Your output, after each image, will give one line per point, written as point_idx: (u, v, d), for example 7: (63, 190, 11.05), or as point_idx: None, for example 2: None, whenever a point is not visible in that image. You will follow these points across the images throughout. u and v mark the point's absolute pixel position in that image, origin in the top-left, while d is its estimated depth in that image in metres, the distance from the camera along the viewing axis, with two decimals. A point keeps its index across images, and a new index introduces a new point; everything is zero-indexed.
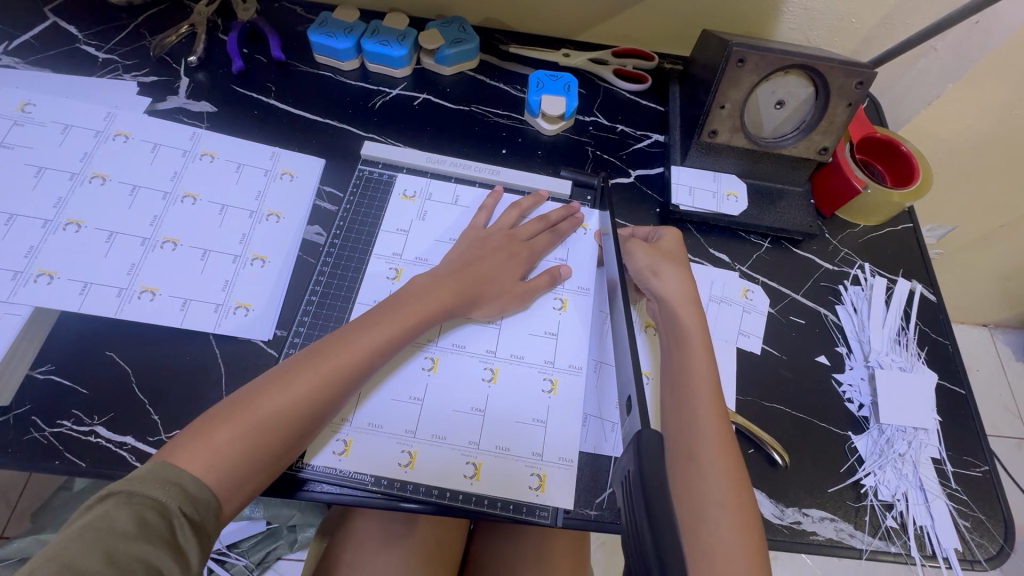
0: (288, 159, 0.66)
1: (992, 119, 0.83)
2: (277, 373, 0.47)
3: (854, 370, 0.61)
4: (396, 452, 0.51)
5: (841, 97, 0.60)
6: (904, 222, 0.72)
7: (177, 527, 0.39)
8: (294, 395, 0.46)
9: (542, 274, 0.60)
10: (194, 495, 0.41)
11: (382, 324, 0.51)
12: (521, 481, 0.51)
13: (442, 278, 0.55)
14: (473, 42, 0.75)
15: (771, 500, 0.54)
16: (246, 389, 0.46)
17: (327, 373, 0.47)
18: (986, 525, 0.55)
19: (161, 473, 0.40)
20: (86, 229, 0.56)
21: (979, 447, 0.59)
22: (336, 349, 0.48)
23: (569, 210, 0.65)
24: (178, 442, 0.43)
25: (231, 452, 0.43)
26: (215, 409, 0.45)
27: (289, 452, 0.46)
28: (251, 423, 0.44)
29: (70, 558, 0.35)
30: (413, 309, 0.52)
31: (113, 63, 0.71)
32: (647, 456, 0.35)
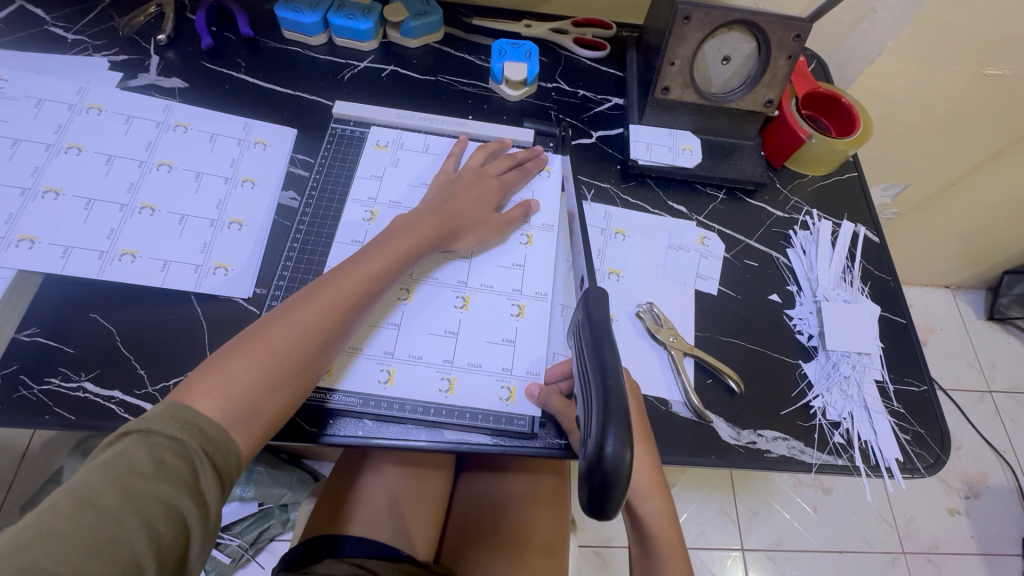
0: (260, 129, 0.68)
1: (932, 76, 0.88)
2: (284, 308, 0.49)
3: (804, 305, 0.66)
4: (375, 370, 0.55)
5: (781, 51, 0.64)
6: (850, 171, 0.77)
7: (197, 464, 0.40)
8: (304, 325, 0.48)
9: (516, 207, 0.64)
10: (213, 430, 0.42)
11: (379, 256, 0.54)
12: (493, 393, 0.55)
13: (422, 215, 0.58)
14: (436, 14, 0.78)
15: (728, 423, 0.58)
16: (255, 326, 0.48)
17: (334, 303, 0.50)
18: (925, 438, 0.60)
19: (179, 410, 0.41)
20: (64, 196, 0.58)
21: (919, 368, 0.64)
22: (336, 282, 0.51)
23: (534, 151, 0.69)
24: (192, 380, 0.44)
25: (250, 382, 0.45)
26: (225, 348, 0.47)
27: (304, 385, 0.48)
28: (266, 353, 0.46)
29: (91, 494, 0.36)
30: (403, 241, 0.56)
31: (83, 43, 0.73)
32: (594, 306, 0.45)
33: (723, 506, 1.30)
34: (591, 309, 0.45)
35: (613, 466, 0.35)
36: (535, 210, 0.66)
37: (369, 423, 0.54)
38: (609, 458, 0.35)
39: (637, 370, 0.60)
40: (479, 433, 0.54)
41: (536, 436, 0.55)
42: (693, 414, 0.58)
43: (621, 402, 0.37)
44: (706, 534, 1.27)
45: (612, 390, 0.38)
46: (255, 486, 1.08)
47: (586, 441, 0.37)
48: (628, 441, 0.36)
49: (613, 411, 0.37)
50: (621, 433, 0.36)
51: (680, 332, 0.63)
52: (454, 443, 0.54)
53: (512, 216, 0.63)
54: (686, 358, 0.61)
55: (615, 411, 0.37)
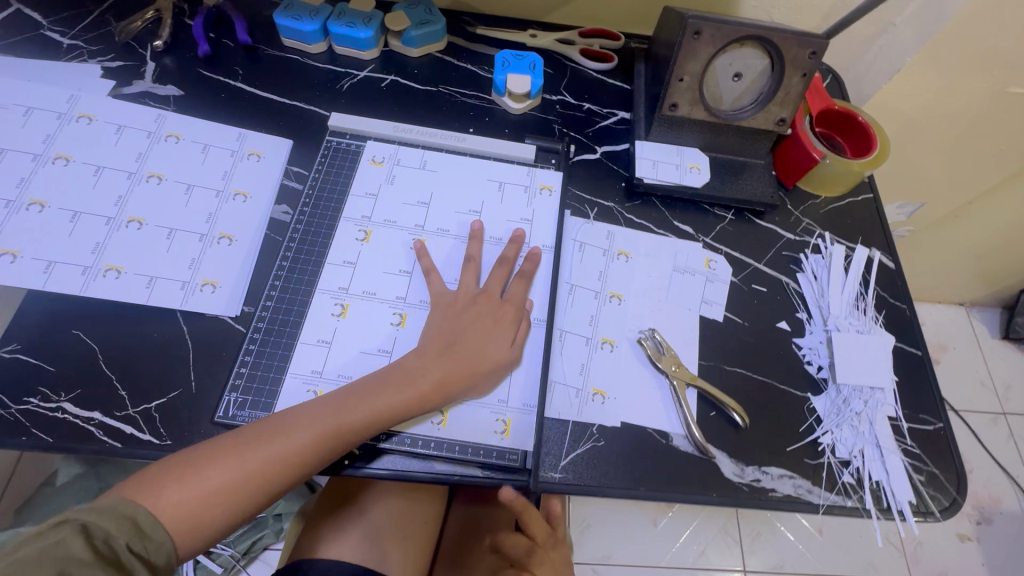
0: (254, 140, 0.66)
1: (953, 93, 0.85)
2: (238, 440, 0.47)
3: (814, 334, 0.63)
4: None
5: (795, 68, 0.61)
6: (865, 192, 0.74)
7: (127, 563, 0.40)
8: (249, 468, 0.46)
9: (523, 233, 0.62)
10: (149, 534, 0.42)
11: (350, 409, 0.49)
12: (487, 427, 0.53)
13: (428, 356, 0.53)
14: (439, 23, 0.76)
15: (731, 458, 0.56)
16: (206, 447, 0.46)
17: (287, 452, 0.47)
18: (939, 479, 0.57)
19: (121, 508, 0.42)
20: (50, 209, 0.56)
21: (935, 404, 0.60)
22: (305, 429, 0.48)
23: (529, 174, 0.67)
24: (137, 485, 0.44)
25: (185, 512, 0.43)
26: (189, 456, 0.46)
27: (244, 515, 0.47)
28: (203, 490, 0.44)
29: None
30: (384, 399, 0.50)
31: (79, 49, 0.71)
32: None
33: (725, 525, 1.27)
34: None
35: None
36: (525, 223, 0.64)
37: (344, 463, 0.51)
38: None
39: (639, 399, 0.57)
40: (469, 465, 0.52)
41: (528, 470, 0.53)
42: (694, 449, 0.55)
43: None
44: (707, 554, 1.24)
45: None
46: None
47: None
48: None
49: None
50: None
51: (683, 360, 0.60)
52: (444, 475, 0.52)
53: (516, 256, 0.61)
54: (688, 389, 0.58)
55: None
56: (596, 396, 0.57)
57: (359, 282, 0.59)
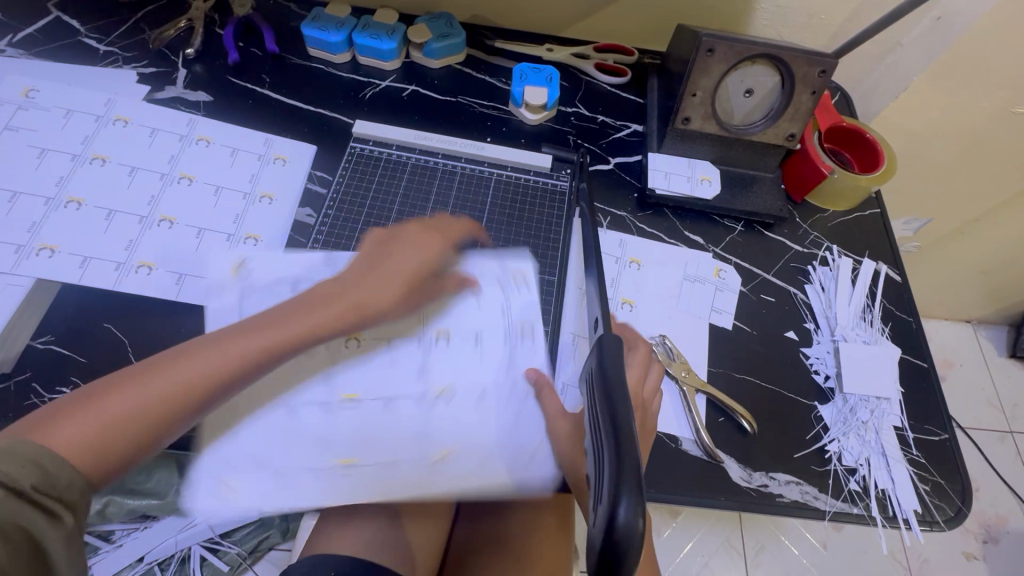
0: (280, 145, 0.69)
1: (959, 112, 0.87)
2: (136, 373, 0.45)
3: (821, 344, 0.64)
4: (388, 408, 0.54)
5: (805, 85, 0.63)
6: (872, 207, 0.75)
7: (43, 505, 0.36)
8: (153, 393, 0.44)
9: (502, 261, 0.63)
10: (56, 472, 0.38)
11: (266, 332, 0.50)
12: (514, 430, 0.54)
13: (331, 299, 0.54)
14: (460, 36, 0.78)
15: (739, 464, 0.57)
16: (102, 383, 0.45)
17: (195, 373, 0.46)
18: (945, 488, 0.58)
19: (20, 448, 0.37)
20: (86, 207, 0.58)
21: (940, 415, 0.61)
22: (220, 344, 0.48)
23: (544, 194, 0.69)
24: (33, 426, 0.41)
25: (87, 442, 0.41)
26: (84, 393, 0.44)
27: (155, 445, 0.44)
28: (103, 417, 0.42)
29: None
30: (284, 327, 0.50)
31: (114, 55, 0.74)
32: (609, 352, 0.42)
33: (728, 537, 1.27)
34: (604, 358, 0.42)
35: (624, 536, 0.31)
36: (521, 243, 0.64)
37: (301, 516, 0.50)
38: (620, 528, 0.31)
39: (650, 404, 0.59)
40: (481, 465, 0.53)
41: None
42: (703, 452, 0.57)
43: (636, 464, 0.33)
44: (711, 565, 1.24)
45: (624, 434, 0.34)
46: None
47: (595, 505, 0.34)
48: (641, 506, 0.32)
49: (626, 466, 0.33)
50: (635, 501, 0.32)
51: (693, 367, 0.61)
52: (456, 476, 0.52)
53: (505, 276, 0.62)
54: (697, 394, 0.60)
55: (631, 468, 0.33)
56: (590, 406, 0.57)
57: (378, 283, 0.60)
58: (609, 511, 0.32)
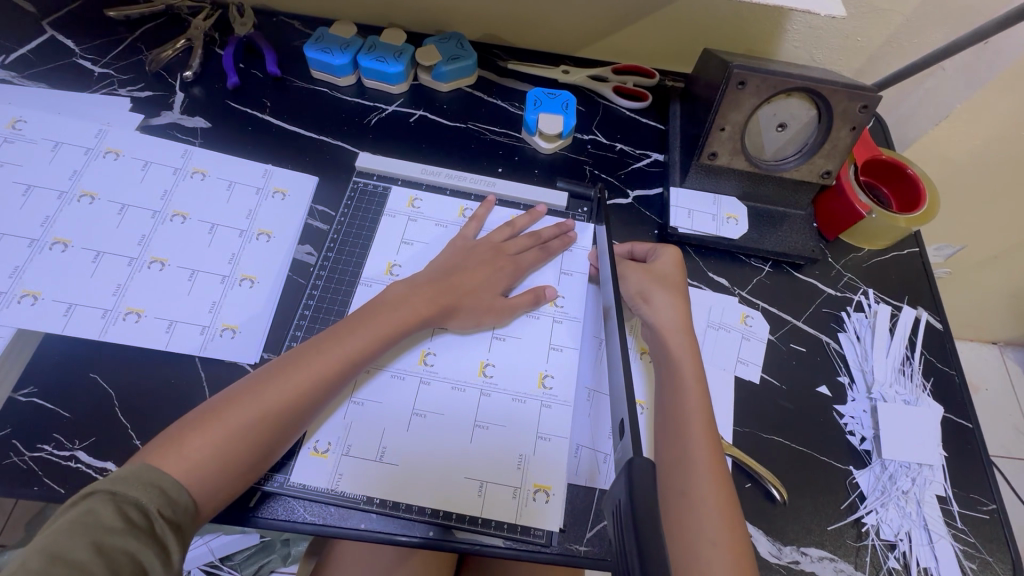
0: (280, 177, 0.65)
1: (1003, 140, 0.81)
2: (250, 383, 0.46)
3: (856, 402, 0.59)
4: (405, 415, 0.52)
5: (844, 121, 0.59)
6: (910, 246, 0.70)
7: (159, 529, 0.38)
8: (271, 402, 0.45)
9: (525, 293, 0.58)
10: (177, 496, 0.40)
11: (340, 342, 0.49)
12: (522, 499, 0.49)
13: (420, 286, 0.54)
14: (470, 58, 0.74)
15: (768, 537, 0.52)
16: (202, 407, 0.45)
17: (295, 386, 0.46)
18: (994, 568, 0.53)
19: (145, 474, 0.40)
20: (72, 248, 0.55)
21: (987, 484, 0.57)
22: (311, 357, 0.48)
23: (562, 228, 0.63)
24: (154, 446, 0.43)
25: (208, 460, 0.42)
26: (184, 421, 0.44)
27: (263, 462, 0.45)
28: (226, 432, 0.43)
29: (60, 548, 0.35)
30: (383, 321, 0.51)
31: (109, 78, 0.71)
32: (639, 485, 0.30)
33: None
34: (635, 494, 0.30)
35: None
36: (574, 228, 0.64)
37: (361, 527, 0.48)
38: None
39: None
40: (490, 538, 0.48)
41: (552, 544, 0.48)
42: None
43: None
44: None
45: None
46: None
47: None
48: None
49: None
50: None
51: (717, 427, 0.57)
52: (462, 544, 0.48)
53: (509, 301, 0.57)
54: None
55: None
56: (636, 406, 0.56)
57: None
58: None
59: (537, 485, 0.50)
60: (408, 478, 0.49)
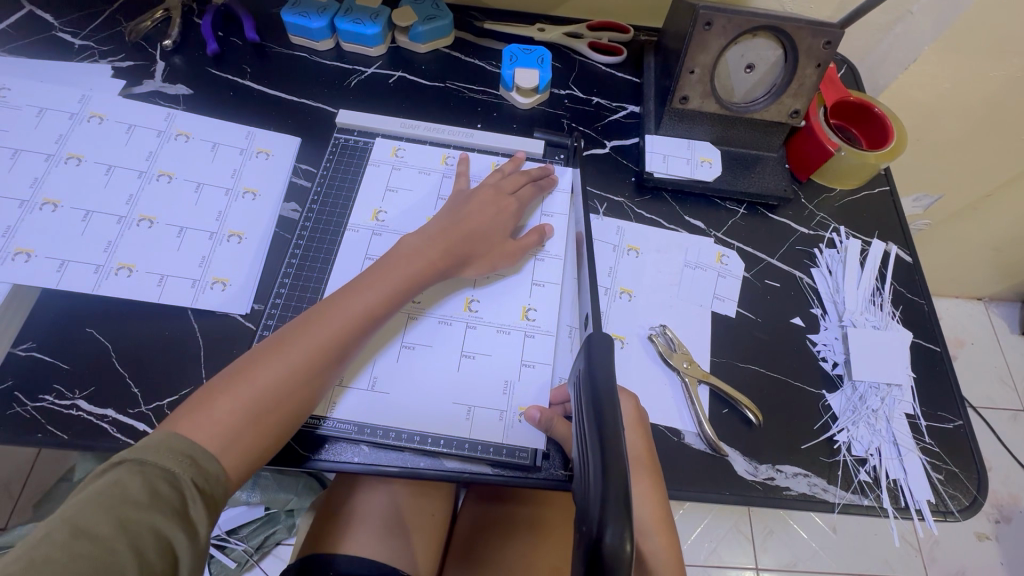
0: (263, 138, 0.66)
1: (972, 83, 0.83)
2: (271, 344, 0.47)
3: (829, 330, 0.62)
4: (395, 349, 0.54)
5: (810, 58, 0.60)
6: (881, 185, 0.72)
7: (189, 499, 0.39)
8: (293, 363, 0.46)
9: (532, 233, 0.60)
10: (207, 462, 0.41)
11: (357, 298, 0.50)
12: (507, 424, 0.51)
13: (434, 237, 0.55)
14: (446, 18, 0.75)
15: (745, 457, 0.55)
16: (227, 372, 0.46)
17: (318, 345, 0.47)
18: (959, 477, 0.56)
19: (175, 441, 0.41)
20: (62, 208, 0.57)
21: (954, 401, 0.59)
22: (328, 315, 0.49)
23: (546, 167, 0.65)
24: (183, 411, 0.44)
25: (234, 421, 0.43)
26: (210, 386, 0.45)
27: (290, 423, 0.46)
28: (251, 391, 0.44)
29: (89, 522, 0.36)
30: (397, 275, 0.52)
31: (90, 49, 0.72)
32: (596, 355, 0.39)
33: (736, 523, 1.23)
34: (593, 358, 0.39)
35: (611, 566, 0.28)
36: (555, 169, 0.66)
37: (354, 460, 0.50)
38: (606, 554, 0.28)
39: (649, 396, 0.57)
40: (480, 464, 0.50)
41: (538, 468, 0.50)
42: (707, 447, 0.55)
43: (624, 476, 0.30)
44: (718, 551, 1.20)
45: (609, 436, 0.32)
46: (260, 490, 1.01)
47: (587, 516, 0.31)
48: (629, 528, 0.28)
49: (610, 490, 0.30)
50: (621, 520, 0.29)
51: (695, 357, 0.59)
52: (454, 473, 0.50)
53: (517, 244, 0.58)
54: (700, 386, 0.57)
55: (615, 490, 0.29)
56: (614, 340, 0.59)
57: (378, 245, 0.60)
58: (595, 535, 0.29)
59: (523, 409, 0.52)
60: (397, 407, 0.51)
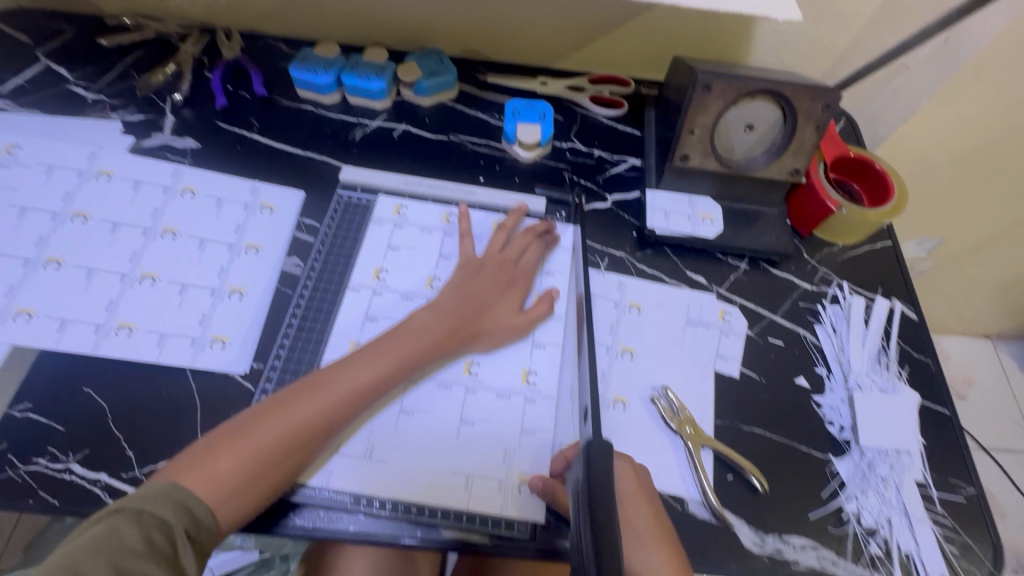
0: (267, 192, 0.67)
1: (971, 135, 0.83)
2: (276, 402, 0.48)
3: (835, 392, 0.61)
4: (392, 415, 0.53)
5: (809, 120, 0.61)
6: (883, 240, 0.72)
7: (181, 549, 0.40)
8: (297, 423, 0.47)
9: (541, 300, 0.59)
10: (200, 516, 0.42)
11: (365, 362, 0.51)
12: (507, 495, 0.50)
13: (444, 312, 0.55)
14: (450, 73, 0.77)
15: (751, 527, 0.53)
16: (230, 425, 0.46)
17: (322, 408, 0.48)
18: (974, 551, 0.54)
19: (173, 493, 0.42)
20: (66, 266, 0.57)
21: (965, 468, 0.58)
22: (336, 377, 0.50)
23: (549, 225, 0.65)
24: (183, 461, 0.44)
25: (232, 478, 0.44)
26: (213, 437, 0.46)
27: (285, 481, 0.47)
28: (253, 448, 0.45)
29: (82, 569, 0.36)
30: (407, 343, 0.53)
31: (101, 103, 0.73)
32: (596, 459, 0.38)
33: None
34: (593, 464, 0.38)
35: None
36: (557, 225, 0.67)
37: (349, 530, 0.49)
38: None
39: (651, 461, 0.56)
40: (478, 535, 0.49)
41: (538, 541, 0.49)
42: (711, 516, 0.53)
43: None
44: None
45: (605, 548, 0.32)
46: (255, 536, 1.00)
47: None
48: None
49: None
50: None
51: (698, 420, 0.58)
52: (451, 545, 0.49)
53: (528, 315, 0.58)
54: (704, 451, 0.56)
55: None
56: (616, 402, 0.58)
57: (379, 303, 0.60)
58: None
59: (523, 477, 0.51)
60: (394, 475, 0.50)
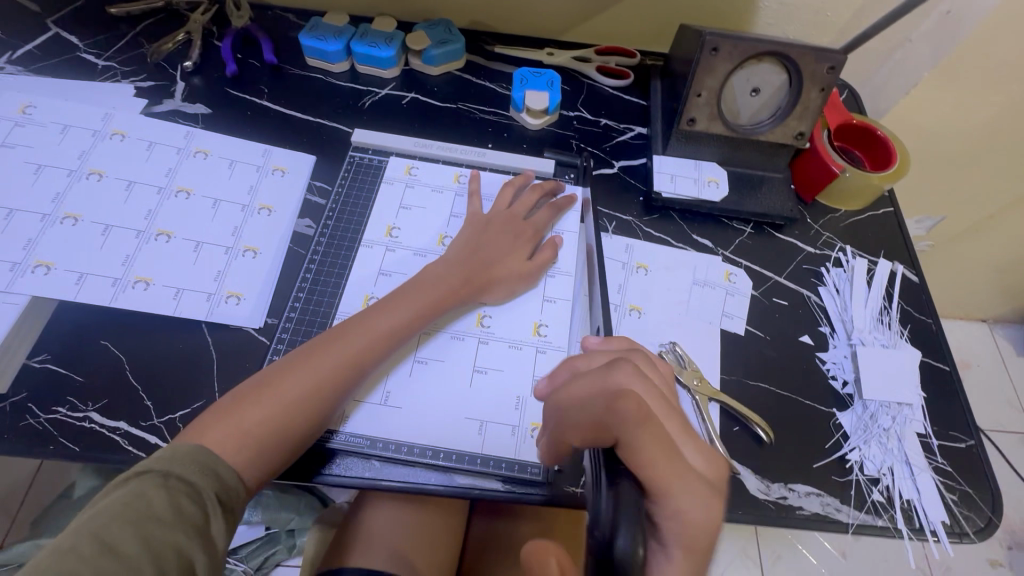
0: (279, 156, 0.68)
1: (970, 108, 0.85)
2: (297, 358, 0.48)
3: (838, 348, 0.62)
4: (407, 364, 0.54)
5: (813, 83, 0.62)
6: (885, 206, 0.73)
7: (211, 513, 0.40)
8: (319, 376, 0.47)
9: (546, 247, 0.61)
10: (227, 474, 0.42)
11: (382, 316, 0.52)
12: (521, 440, 0.51)
13: (455, 265, 0.57)
14: (459, 42, 0.77)
15: (757, 475, 0.54)
16: (254, 382, 0.47)
17: (342, 361, 0.49)
18: (974, 498, 0.55)
19: (200, 453, 0.42)
20: (82, 222, 0.58)
21: (964, 421, 0.59)
22: (355, 330, 0.50)
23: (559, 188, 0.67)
24: (209, 417, 0.45)
25: (258, 432, 0.44)
26: (237, 394, 0.46)
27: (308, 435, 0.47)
28: (278, 403, 0.46)
29: (109, 535, 0.36)
30: (423, 298, 0.54)
31: (112, 70, 0.74)
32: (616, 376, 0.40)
33: (745, 547, 1.21)
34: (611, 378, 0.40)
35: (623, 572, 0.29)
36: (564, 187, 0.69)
37: (364, 475, 0.50)
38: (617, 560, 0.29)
39: None
40: (491, 480, 0.50)
41: (551, 485, 0.50)
42: None
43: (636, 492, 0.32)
44: None
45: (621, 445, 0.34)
46: (262, 509, 1.00)
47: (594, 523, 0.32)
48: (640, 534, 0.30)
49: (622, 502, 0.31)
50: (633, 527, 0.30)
51: (705, 374, 0.59)
52: (465, 489, 0.50)
53: (534, 262, 0.59)
54: (710, 403, 0.57)
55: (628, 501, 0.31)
56: None
57: (391, 260, 0.61)
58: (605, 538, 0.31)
59: (536, 424, 0.52)
60: (410, 421, 0.51)
